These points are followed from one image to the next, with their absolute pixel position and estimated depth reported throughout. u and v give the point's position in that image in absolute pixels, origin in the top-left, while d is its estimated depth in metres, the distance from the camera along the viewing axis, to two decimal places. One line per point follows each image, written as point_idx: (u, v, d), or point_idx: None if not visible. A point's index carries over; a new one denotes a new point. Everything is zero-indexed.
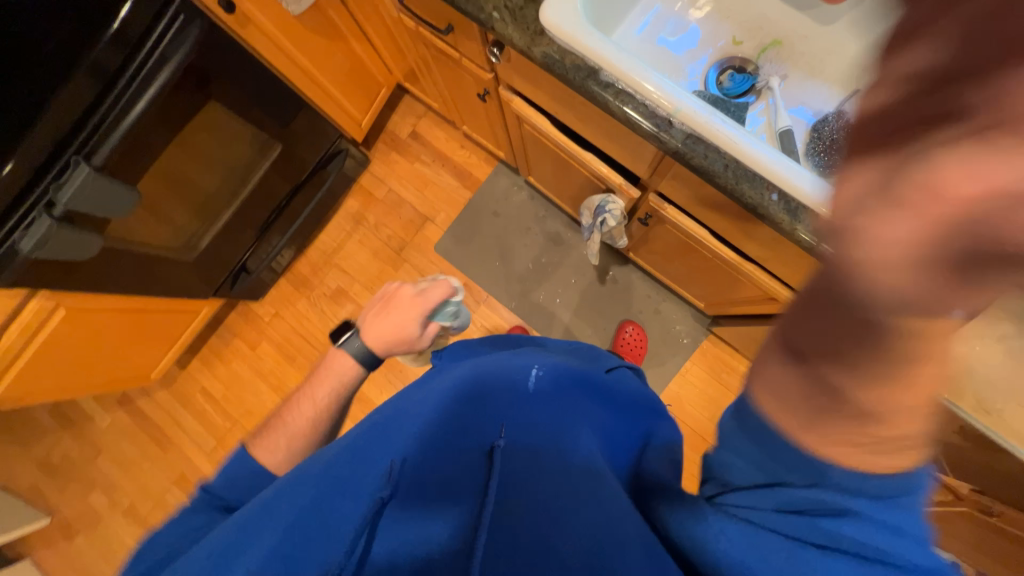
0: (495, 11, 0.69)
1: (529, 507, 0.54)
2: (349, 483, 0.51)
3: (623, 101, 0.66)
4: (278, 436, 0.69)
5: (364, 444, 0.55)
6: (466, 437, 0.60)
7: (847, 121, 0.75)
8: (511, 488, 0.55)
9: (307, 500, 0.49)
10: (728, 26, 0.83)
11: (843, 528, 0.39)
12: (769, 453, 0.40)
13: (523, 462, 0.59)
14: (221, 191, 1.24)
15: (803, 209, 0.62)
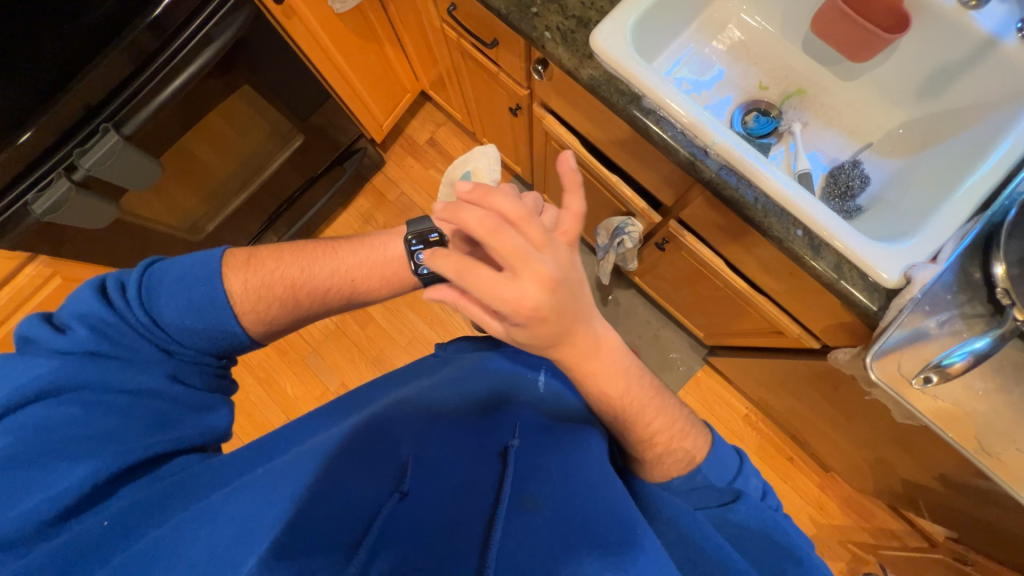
0: (546, 31, 0.72)
1: (556, 496, 0.51)
2: (361, 471, 0.52)
3: (662, 128, 0.69)
4: (269, 279, 0.64)
5: (371, 431, 0.57)
6: (477, 438, 0.59)
7: (861, 170, 0.81)
8: (533, 477, 0.54)
9: (311, 493, 0.47)
10: (756, 71, 0.88)
11: (751, 514, 0.54)
12: (675, 463, 0.59)
13: (542, 458, 0.56)
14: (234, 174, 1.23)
15: (826, 247, 0.65)
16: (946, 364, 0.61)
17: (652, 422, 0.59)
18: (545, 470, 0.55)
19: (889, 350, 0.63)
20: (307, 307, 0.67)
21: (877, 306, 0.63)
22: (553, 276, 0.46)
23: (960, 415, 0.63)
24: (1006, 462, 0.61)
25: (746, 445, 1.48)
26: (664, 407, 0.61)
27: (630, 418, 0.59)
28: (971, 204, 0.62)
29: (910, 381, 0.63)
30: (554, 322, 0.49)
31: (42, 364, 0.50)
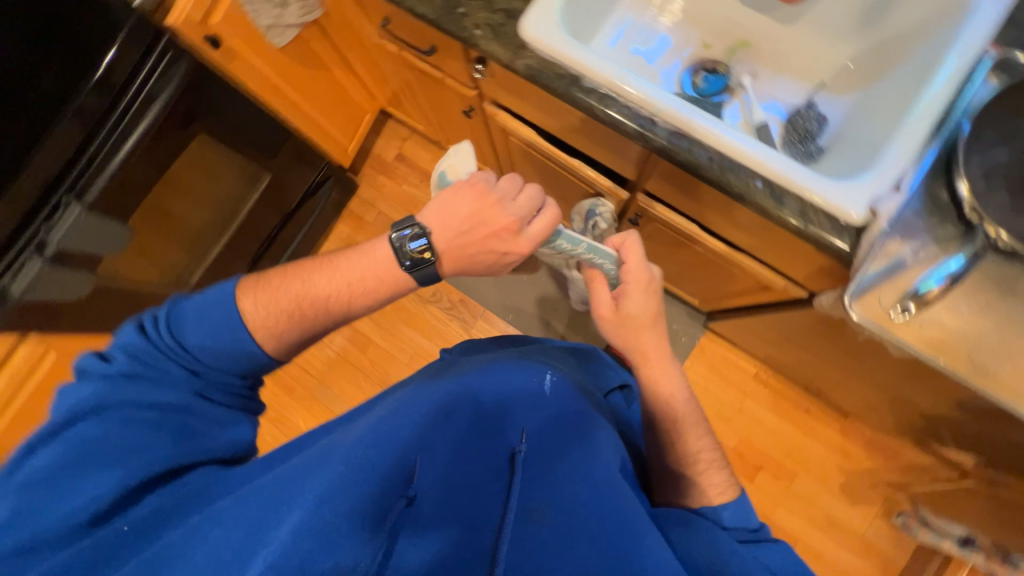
0: (477, 29, 0.72)
1: (561, 502, 0.52)
2: (380, 475, 0.46)
3: (606, 104, 0.69)
4: (279, 295, 0.64)
5: (387, 429, 0.51)
6: (487, 434, 0.58)
7: (817, 111, 0.80)
8: (539, 483, 0.54)
9: (325, 490, 0.43)
10: (697, 31, 0.88)
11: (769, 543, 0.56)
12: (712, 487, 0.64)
13: (548, 464, 0.56)
14: (213, 221, 1.23)
15: (788, 195, 0.64)
16: (923, 291, 0.61)
17: (696, 439, 0.68)
18: (558, 476, 0.55)
19: (860, 284, 0.63)
20: (314, 318, 0.65)
21: (848, 246, 0.62)
22: (648, 278, 0.71)
23: (951, 341, 0.62)
24: (1007, 374, 0.61)
25: (761, 404, 1.47)
26: (702, 439, 0.68)
27: (676, 433, 0.68)
28: (926, 125, 0.62)
29: (890, 315, 0.63)
30: (643, 311, 0.71)
31: (82, 387, 0.51)
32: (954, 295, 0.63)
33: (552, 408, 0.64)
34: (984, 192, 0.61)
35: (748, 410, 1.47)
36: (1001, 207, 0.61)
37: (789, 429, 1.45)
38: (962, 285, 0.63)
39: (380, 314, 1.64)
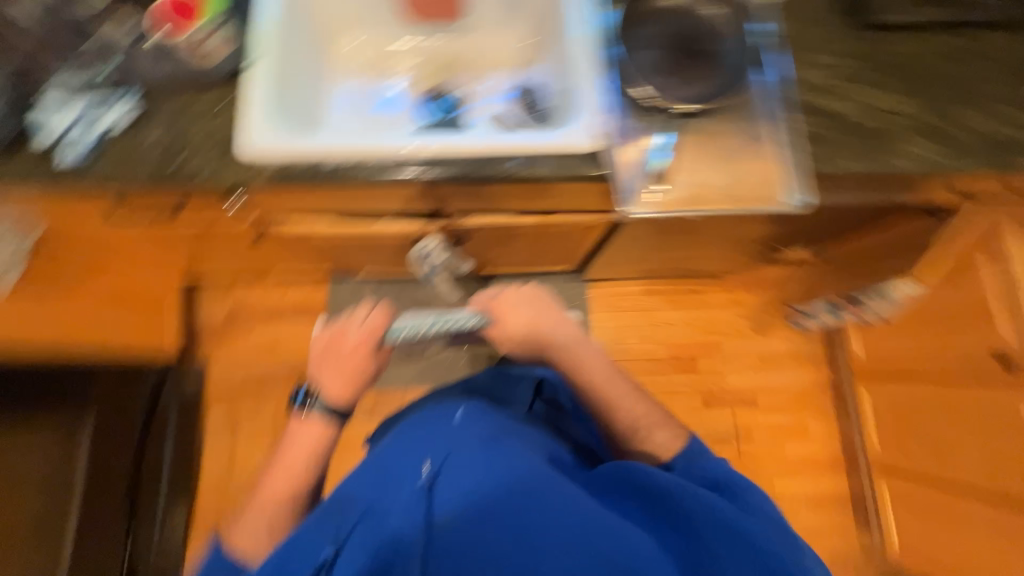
0: (207, 171, 0.75)
1: (477, 509, 0.52)
2: (304, 550, 0.54)
3: (358, 170, 0.75)
4: (256, 511, 0.69)
5: (306, 528, 0.55)
6: (395, 479, 0.56)
7: (528, 86, 0.96)
8: (460, 497, 0.53)
9: (274, 565, 0.54)
10: (408, 74, 1.00)
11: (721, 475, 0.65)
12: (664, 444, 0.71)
13: (461, 476, 0.54)
14: (37, 497, 0.95)
15: (534, 158, 0.75)
16: (658, 169, 0.75)
17: (637, 404, 0.76)
18: (472, 493, 0.53)
19: (630, 186, 0.76)
20: (296, 501, 0.71)
21: (596, 169, 0.75)
22: (529, 290, 0.85)
23: (705, 190, 0.77)
24: (750, 194, 0.77)
25: (662, 310, 1.67)
26: (640, 399, 0.77)
27: (617, 407, 0.76)
28: (587, 68, 0.80)
29: (644, 193, 0.76)
30: (530, 318, 0.83)
31: None
32: (691, 154, 0.77)
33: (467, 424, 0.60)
34: (650, 85, 0.76)
35: (656, 320, 1.66)
36: (668, 87, 0.76)
37: (690, 313, 1.66)
38: (692, 145, 0.78)
39: None
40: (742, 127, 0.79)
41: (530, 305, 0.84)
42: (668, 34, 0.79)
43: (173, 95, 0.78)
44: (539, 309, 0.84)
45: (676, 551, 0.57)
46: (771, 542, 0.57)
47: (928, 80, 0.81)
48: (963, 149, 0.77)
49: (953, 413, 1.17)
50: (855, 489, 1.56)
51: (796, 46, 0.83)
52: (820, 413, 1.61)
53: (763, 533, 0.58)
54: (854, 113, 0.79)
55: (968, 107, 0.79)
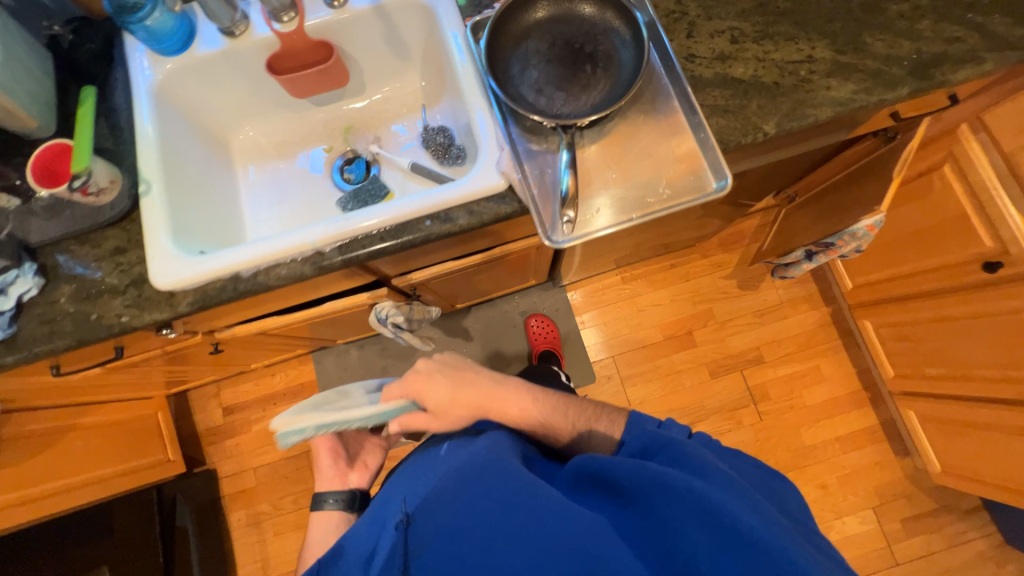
0: (122, 314, 0.70)
1: (440, 525, 0.59)
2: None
3: (274, 271, 0.71)
4: None
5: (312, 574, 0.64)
6: (385, 516, 0.67)
7: (436, 126, 0.93)
8: (425, 518, 0.61)
9: None
10: (314, 145, 0.97)
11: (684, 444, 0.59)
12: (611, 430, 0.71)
13: (426, 502, 0.63)
14: None
15: (450, 210, 0.72)
16: (566, 191, 0.67)
17: (572, 403, 0.78)
18: (434, 509, 0.61)
19: (543, 215, 0.71)
20: None
21: (514, 205, 0.71)
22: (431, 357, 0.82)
23: (618, 196, 0.72)
24: (670, 192, 0.71)
25: (645, 292, 1.64)
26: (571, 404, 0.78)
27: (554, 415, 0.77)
28: (482, 97, 0.75)
29: (563, 224, 0.69)
30: (445, 384, 0.77)
31: None
32: (596, 168, 0.73)
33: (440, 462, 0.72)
34: (548, 103, 0.73)
35: (641, 304, 1.63)
36: (565, 101, 0.74)
37: (674, 288, 1.63)
38: (595, 160, 0.74)
39: None
40: (651, 121, 0.74)
41: (443, 366, 0.80)
42: (552, 45, 0.75)
43: (71, 241, 0.73)
44: (455, 368, 0.80)
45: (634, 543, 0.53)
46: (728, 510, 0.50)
47: (832, 17, 0.76)
48: (884, 80, 0.73)
49: (958, 329, 1.13)
50: (883, 419, 1.52)
51: (692, 14, 0.78)
52: (829, 352, 1.57)
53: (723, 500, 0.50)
54: (765, 72, 0.75)
55: (881, 34, 0.75)
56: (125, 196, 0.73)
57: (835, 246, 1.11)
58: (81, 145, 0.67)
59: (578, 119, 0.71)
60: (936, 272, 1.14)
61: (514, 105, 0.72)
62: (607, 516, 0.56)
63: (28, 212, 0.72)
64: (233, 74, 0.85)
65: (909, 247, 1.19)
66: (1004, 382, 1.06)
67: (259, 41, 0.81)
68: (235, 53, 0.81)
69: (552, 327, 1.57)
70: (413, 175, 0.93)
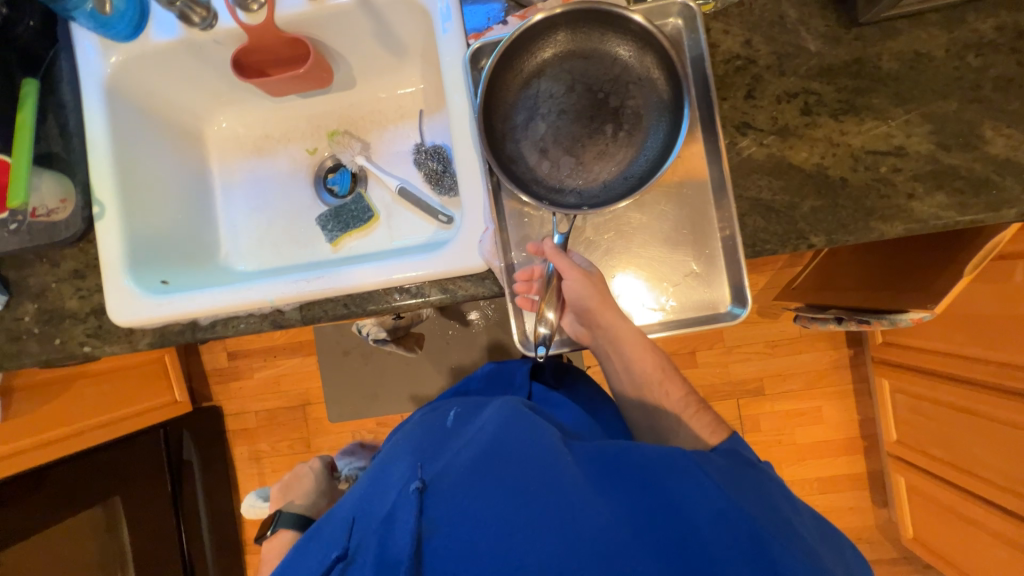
0: (84, 344, 0.69)
1: (466, 501, 0.55)
2: None
3: (236, 319, 0.67)
4: None
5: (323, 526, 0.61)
6: (395, 479, 0.62)
7: (431, 146, 0.81)
8: (449, 494, 0.56)
9: None
10: (296, 144, 0.85)
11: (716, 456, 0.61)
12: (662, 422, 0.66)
13: (449, 477, 0.57)
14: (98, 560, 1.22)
15: (423, 284, 0.64)
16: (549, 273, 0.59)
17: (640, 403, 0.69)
18: (461, 477, 0.57)
19: (525, 308, 0.63)
20: None
21: (495, 288, 0.63)
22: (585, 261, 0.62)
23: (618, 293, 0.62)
24: (676, 305, 0.62)
25: None
26: (676, 378, 0.68)
27: (665, 377, 0.67)
28: (475, 150, 0.63)
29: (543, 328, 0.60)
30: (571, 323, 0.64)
31: None
32: (604, 260, 0.62)
33: (456, 432, 0.68)
34: (551, 171, 0.60)
35: None
36: (573, 171, 0.60)
37: None
38: (584, 251, 0.62)
39: None
40: (669, 208, 0.61)
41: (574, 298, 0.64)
42: (570, 91, 0.60)
43: (32, 255, 0.70)
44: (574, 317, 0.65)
45: (655, 541, 0.50)
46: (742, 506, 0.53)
47: (947, 94, 0.57)
48: (989, 195, 0.57)
49: (980, 430, 1.03)
50: (871, 469, 1.49)
51: (760, 63, 0.60)
52: (835, 397, 1.49)
53: (746, 500, 0.54)
54: (834, 163, 0.59)
55: (1007, 127, 0.57)
56: (79, 218, 0.67)
57: (870, 324, 0.98)
58: (16, 171, 0.59)
59: (582, 202, 0.59)
60: (981, 363, 1.01)
61: (509, 171, 0.59)
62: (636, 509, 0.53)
63: None
64: (199, 64, 0.73)
65: (957, 329, 1.05)
66: (1006, 491, 1.00)
67: (224, 33, 0.68)
68: (197, 43, 0.69)
69: None
70: (400, 200, 0.82)
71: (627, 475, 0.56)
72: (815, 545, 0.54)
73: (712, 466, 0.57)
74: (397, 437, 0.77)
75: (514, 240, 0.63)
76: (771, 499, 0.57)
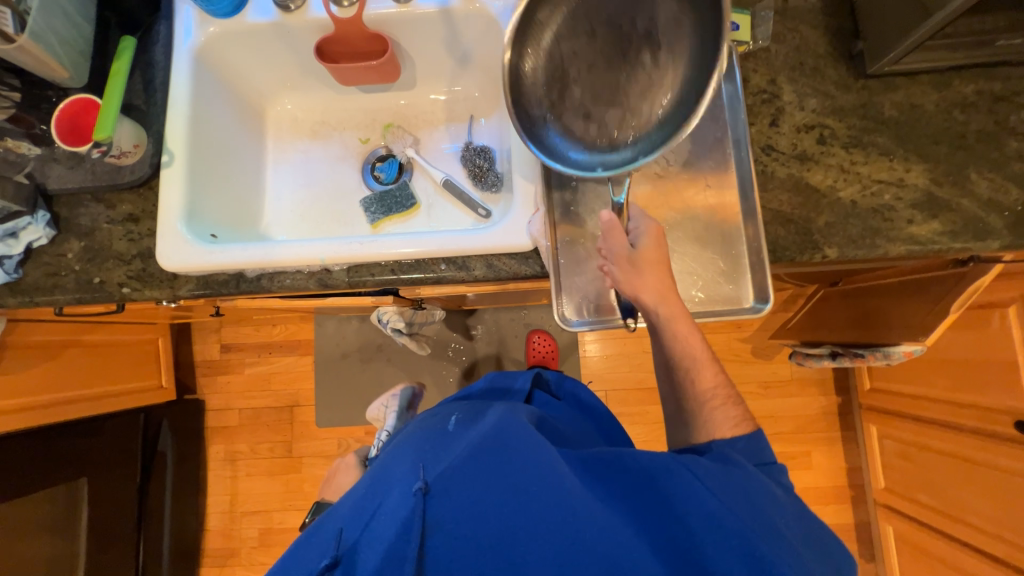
0: (122, 285, 0.70)
1: (470, 501, 0.52)
2: None
3: (279, 278, 0.70)
4: None
5: (317, 525, 0.60)
6: (394, 475, 0.59)
7: (478, 146, 0.87)
8: (451, 494, 0.53)
9: None
10: (350, 132, 0.91)
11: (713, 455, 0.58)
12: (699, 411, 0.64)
13: (452, 474, 0.54)
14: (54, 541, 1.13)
15: (469, 258, 0.69)
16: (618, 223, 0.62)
17: (676, 391, 0.66)
18: (466, 479, 0.53)
19: (565, 288, 0.69)
20: None
21: (538, 267, 0.69)
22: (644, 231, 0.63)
23: None
24: (704, 297, 0.67)
25: None
26: (712, 364, 0.65)
27: (700, 363, 0.64)
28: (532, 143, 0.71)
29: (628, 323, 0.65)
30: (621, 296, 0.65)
31: None
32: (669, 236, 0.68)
33: (456, 430, 0.65)
34: (599, 132, 0.52)
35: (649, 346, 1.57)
36: (625, 120, 0.51)
37: None
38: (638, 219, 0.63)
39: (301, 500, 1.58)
40: (701, 209, 0.68)
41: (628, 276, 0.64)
42: (585, 33, 0.50)
43: (88, 195, 0.72)
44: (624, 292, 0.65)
45: (653, 540, 0.49)
46: (731, 515, 0.49)
47: (939, 140, 0.68)
48: (975, 228, 0.65)
49: (965, 475, 1.08)
50: (857, 520, 1.50)
51: (784, 98, 0.70)
52: (823, 442, 1.52)
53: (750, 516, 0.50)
54: (845, 186, 0.67)
55: (988, 172, 0.66)
56: (147, 164, 0.71)
57: (865, 358, 1.09)
58: (106, 109, 0.64)
59: (647, 154, 0.50)
60: (964, 409, 1.07)
61: (525, 117, 0.52)
62: (640, 521, 0.51)
63: (50, 157, 0.70)
64: (281, 46, 0.80)
65: (940, 374, 1.12)
66: (993, 537, 1.02)
67: (313, 22, 0.76)
68: (287, 28, 0.77)
69: (551, 343, 1.49)
70: (442, 192, 0.87)
71: (620, 482, 0.53)
72: (807, 557, 0.50)
73: (703, 469, 0.52)
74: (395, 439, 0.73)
75: (563, 228, 0.69)
76: (763, 505, 0.52)
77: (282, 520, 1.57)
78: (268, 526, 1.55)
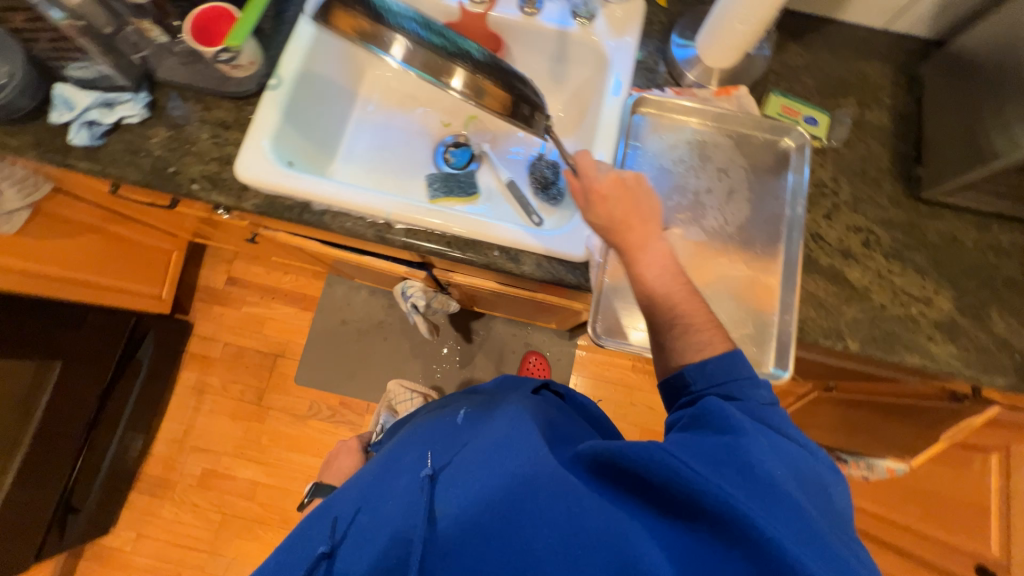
0: (194, 183, 0.72)
1: (467, 487, 0.51)
2: None
3: (341, 219, 0.73)
4: None
5: (324, 506, 0.66)
6: (404, 465, 0.63)
7: (549, 160, 0.92)
8: (453, 481, 0.53)
9: None
10: (435, 114, 0.97)
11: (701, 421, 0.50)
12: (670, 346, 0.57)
13: (455, 464, 0.56)
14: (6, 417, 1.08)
15: (522, 252, 0.73)
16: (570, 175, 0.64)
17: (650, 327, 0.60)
18: (460, 468, 0.55)
19: (603, 308, 0.72)
20: None
21: (582, 280, 0.72)
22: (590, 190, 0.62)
23: None
24: None
25: (645, 388, 1.59)
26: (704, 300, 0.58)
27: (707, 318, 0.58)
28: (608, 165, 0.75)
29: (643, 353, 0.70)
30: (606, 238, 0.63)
31: None
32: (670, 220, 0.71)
33: (464, 425, 0.68)
34: None
35: (637, 399, 1.59)
36: None
37: None
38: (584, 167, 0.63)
39: (254, 452, 1.54)
40: (747, 273, 0.72)
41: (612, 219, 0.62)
42: None
43: (188, 92, 0.76)
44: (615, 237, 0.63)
45: (663, 537, 0.43)
46: (728, 492, 0.42)
47: (968, 273, 0.73)
48: (987, 360, 0.69)
49: None
50: None
51: (840, 196, 0.76)
52: None
53: (761, 501, 0.42)
54: (878, 291, 0.72)
55: (1008, 314, 0.71)
56: (255, 81, 0.75)
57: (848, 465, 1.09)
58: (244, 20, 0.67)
59: None
60: (929, 543, 1.08)
61: None
62: (642, 515, 0.45)
63: (166, 49, 0.73)
64: None
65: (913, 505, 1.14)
66: None
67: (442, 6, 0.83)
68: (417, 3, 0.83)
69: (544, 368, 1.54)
70: (503, 192, 0.92)
71: (614, 477, 0.48)
72: (840, 545, 0.42)
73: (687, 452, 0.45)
74: (407, 429, 0.77)
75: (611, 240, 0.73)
76: (777, 485, 0.44)
77: (229, 467, 1.53)
78: (214, 469, 1.50)
